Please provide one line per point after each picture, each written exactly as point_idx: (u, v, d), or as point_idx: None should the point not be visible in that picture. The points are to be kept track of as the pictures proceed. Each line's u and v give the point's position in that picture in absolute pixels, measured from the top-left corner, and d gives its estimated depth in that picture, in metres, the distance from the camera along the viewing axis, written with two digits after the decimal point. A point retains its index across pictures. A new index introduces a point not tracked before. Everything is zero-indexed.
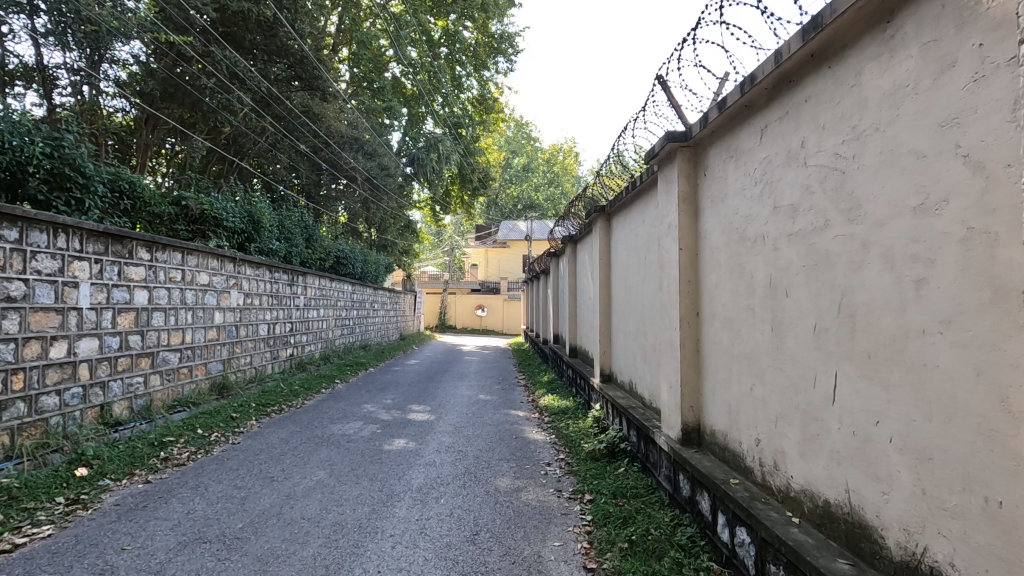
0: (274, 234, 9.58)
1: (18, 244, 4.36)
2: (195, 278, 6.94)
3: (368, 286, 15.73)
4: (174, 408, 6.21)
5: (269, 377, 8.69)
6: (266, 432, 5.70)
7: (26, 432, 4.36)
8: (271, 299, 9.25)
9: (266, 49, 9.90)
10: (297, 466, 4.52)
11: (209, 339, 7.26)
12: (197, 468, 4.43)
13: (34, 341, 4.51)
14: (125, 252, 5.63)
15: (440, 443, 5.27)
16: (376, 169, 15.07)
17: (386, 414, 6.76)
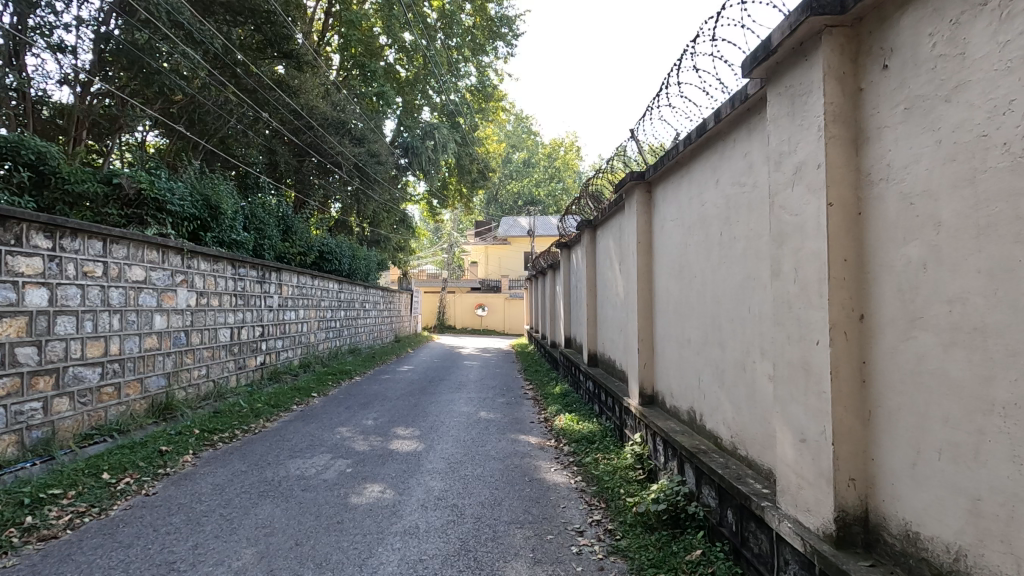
0: (238, 222, 8.18)
1: None
2: (124, 273, 5.52)
3: (358, 284, 14.34)
4: (88, 439, 4.83)
5: (231, 393, 7.29)
6: (199, 475, 4.31)
7: None
8: (235, 300, 7.87)
9: (227, 5, 8.78)
10: (217, 538, 3.12)
11: (146, 348, 5.87)
12: (68, 547, 3.03)
13: None
14: (8, 238, 4.22)
15: (428, 493, 3.86)
16: (365, 156, 13.61)
17: (363, 442, 5.36)
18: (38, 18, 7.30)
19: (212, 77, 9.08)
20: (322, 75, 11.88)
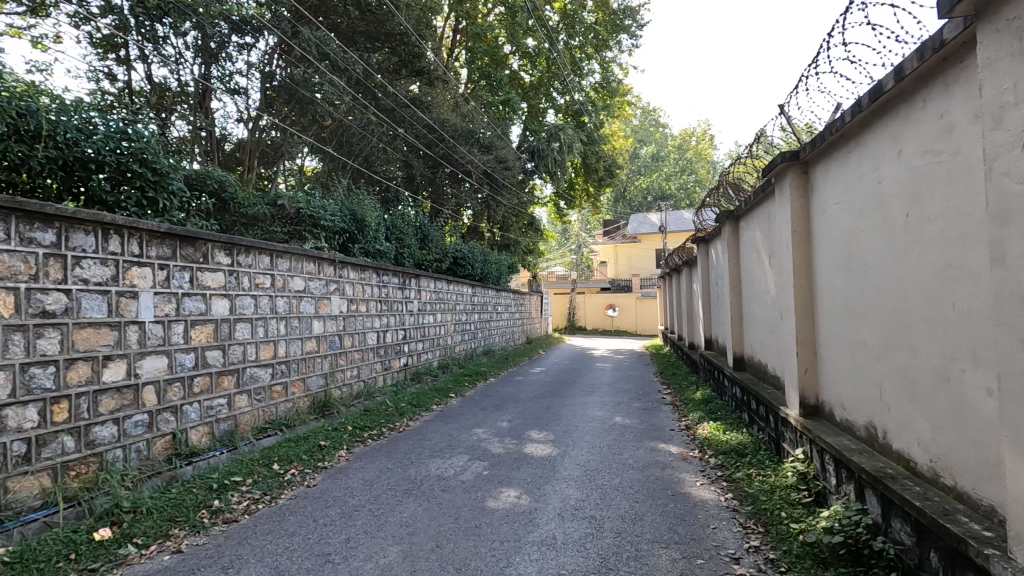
0: (381, 233, 8.80)
1: (55, 247, 3.66)
2: (287, 284, 6.16)
3: (490, 288, 14.77)
4: (263, 432, 5.47)
5: (378, 392, 7.84)
6: (350, 471, 4.62)
7: (75, 470, 3.69)
8: (381, 305, 8.46)
9: (366, 32, 9.63)
10: (366, 533, 3.29)
11: (307, 351, 6.48)
12: (245, 530, 3.41)
13: (82, 362, 3.80)
14: (198, 256, 4.90)
15: (564, 502, 3.73)
16: (493, 163, 13.97)
17: (498, 444, 5.39)
18: (220, 67, 8.49)
19: (357, 101, 9.91)
20: (452, 88, 12.41)
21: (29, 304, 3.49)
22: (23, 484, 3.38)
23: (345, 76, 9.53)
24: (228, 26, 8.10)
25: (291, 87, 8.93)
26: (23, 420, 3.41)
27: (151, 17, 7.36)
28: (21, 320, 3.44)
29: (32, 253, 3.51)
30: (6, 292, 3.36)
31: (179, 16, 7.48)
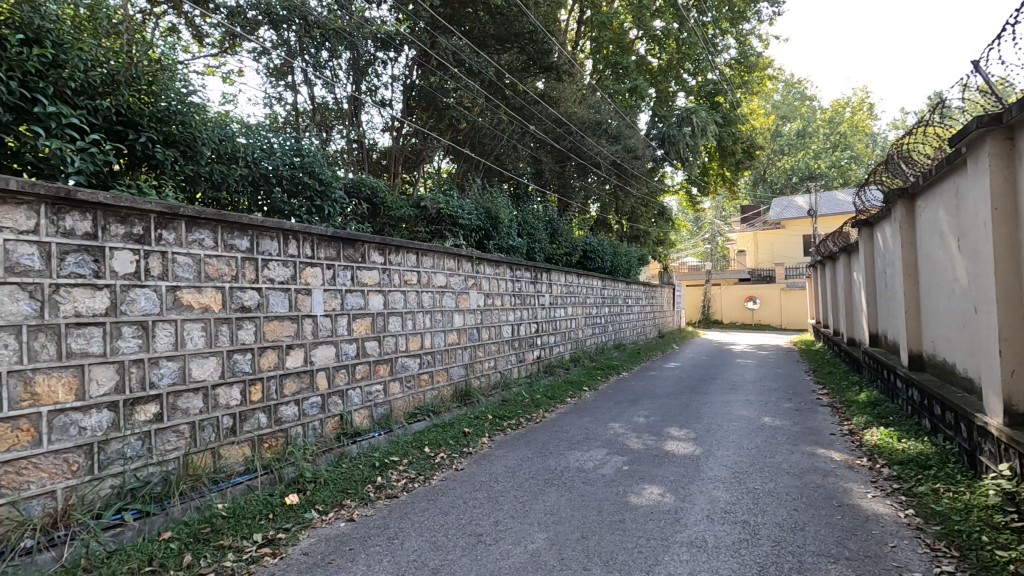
0: (514, 229, 9.06)
1: (249, 253, 4.27)
2: (431, 280, 6.59)
3: (620, 281, 14.50)
4: (413, 417, 5.93)
5: (514, 383, 8.10)
6: (493, 457, 4.84)
7: (268, 443, 4.31)
8: (515, 299, 8.71)
9: (497, 35, 10.04)
10: (513, 518, 3.42)
11: (449, 343, 6.89)
12: (405, 506, 3.73)
13: (271, 350, 4.42)
14: (357, 256, 5.42)
15: (713, 504, 3.56)
16: (622, 153, 13.64)
17: (637, 440, 5.30)
18: (368, 83, 9.28)
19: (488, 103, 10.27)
20: (578, 81, 12.32)
21: (232, 301, 4.12)
22: (231, 452, 4.02)
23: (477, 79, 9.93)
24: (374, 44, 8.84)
25: (430, 94, 9.57)
26: (230, 398, 4.05)
27: (311, 44, 8.27)
28: (226, 314, 4.06)
29: (233, 257, 4.14)
30: (216, 291, 4.00)
31: (334, 40, 8.31)
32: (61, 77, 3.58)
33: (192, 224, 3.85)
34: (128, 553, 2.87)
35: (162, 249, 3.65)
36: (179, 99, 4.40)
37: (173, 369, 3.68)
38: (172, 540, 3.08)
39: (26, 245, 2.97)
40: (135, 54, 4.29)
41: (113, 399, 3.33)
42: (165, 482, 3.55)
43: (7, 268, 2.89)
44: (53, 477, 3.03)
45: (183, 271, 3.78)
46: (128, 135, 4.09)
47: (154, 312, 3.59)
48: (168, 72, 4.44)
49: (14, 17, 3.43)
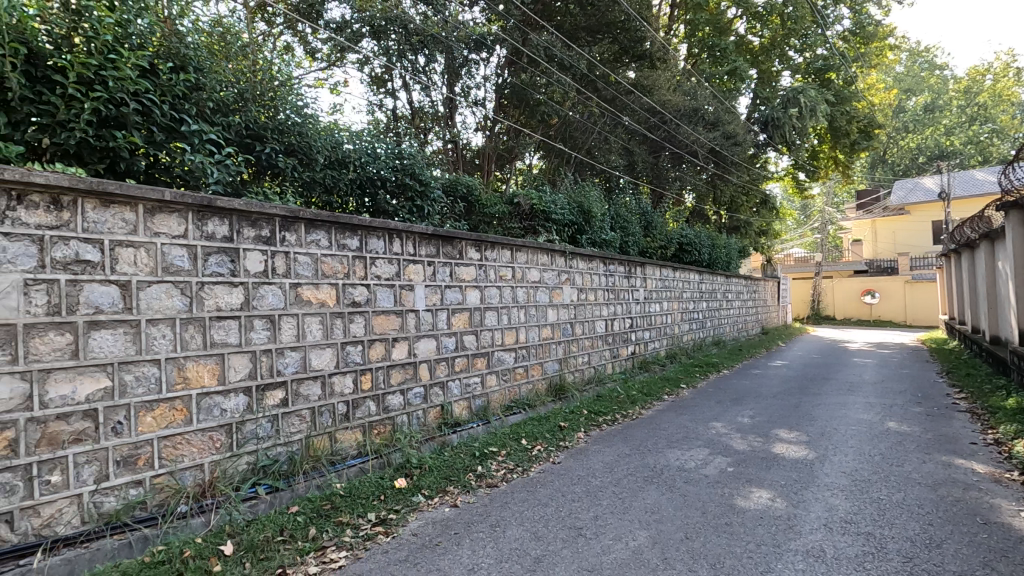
0: (606, 223, 8.94)
1: (358, 252, 4.57)
2: (525, 275, 6.68)
3: (719, 274, 13.82)
4: (509, 410, 6.05)
5: (609, 379, 8.00)
6: (590, 452, 4.83)
7: (377, 430, 4.60)
8: (608, 293, 8.59)
9: (588, 26, 10.00)
10: (613, 514, 3.40)
11: (544, 338, 6.94)
12: (505, 495, 3.84)
13: (379, 343, 4.70)
14: (455, 253, 5.62)
15: (831, 512, 3.31)
16: (720, 140, 12.98)
17: (742, 441, 5.05)
18: (462, 84, 9.55)
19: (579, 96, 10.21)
20: (673, 67, 11.90)
21: (344, 296, 4.43)
22: (346, 436, 4.34)
23: (568, 73, 9.90)
24: (468, 46, 9.09)
25: (521, 90, 9.69)
26: (344, 386, 4.37)
27: (410, 51, 8.67)
28: (339, 309, 4.38)
29: (345, 256, 4.45)
30: (331, 287, 4.33)
31: (430, 46, 8.64)
32: (202, 98, 4.04)
33: (311, 226, 4.19)
34: (263, 523, 3.20)
35: (286, 249, 4.01)
36: (296, 111, 4.81)
37: (295, 359, 4.04)
38: (298, 513, 3.39)
39: (178, 247, 3.39)
40: (259, 73, 4.74)
41: (248, 384, 3.72)
42: (290, 461, 3.90)
43: (164, 268, 3.32)
44: (201, 452, 3.44)
45: (303, 269, 4.12)
46: (255, 146, 4.55)
47: (279, 307, 3.95)
48: (287, 88, 4.87)
49: (165, 48, 3.92)
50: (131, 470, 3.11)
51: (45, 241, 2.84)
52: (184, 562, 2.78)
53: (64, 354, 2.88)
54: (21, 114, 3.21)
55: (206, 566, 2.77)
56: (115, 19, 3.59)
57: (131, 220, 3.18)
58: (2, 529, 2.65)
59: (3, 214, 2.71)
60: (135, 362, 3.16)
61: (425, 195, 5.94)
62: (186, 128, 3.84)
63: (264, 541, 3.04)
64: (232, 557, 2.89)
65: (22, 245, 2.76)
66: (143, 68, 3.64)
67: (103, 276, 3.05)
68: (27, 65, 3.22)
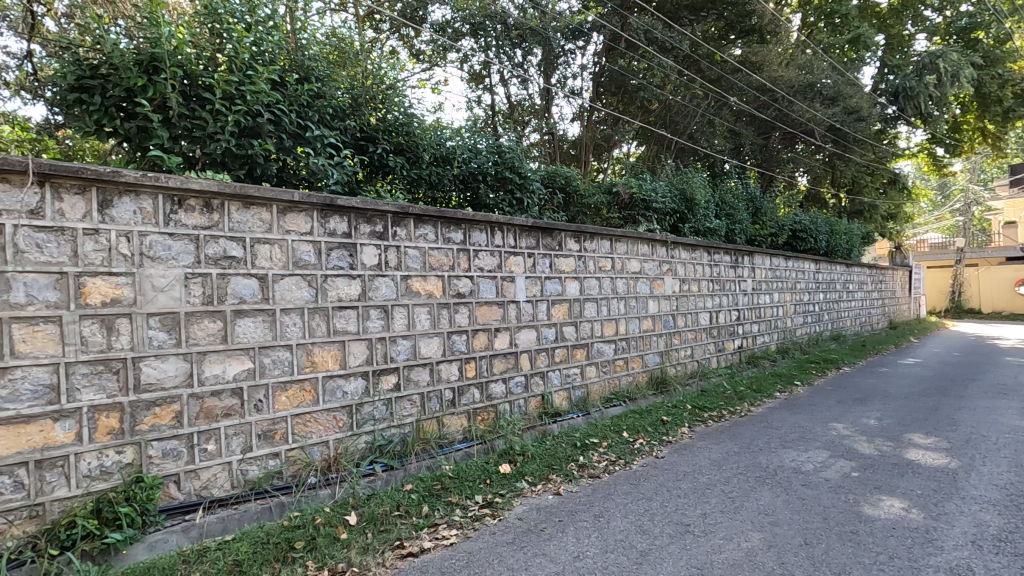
0: (710, 211, 8.53)
1: (462, 245, 4.75)
2: (625, 266, 6.56)
3: (839, 263, 12.69)
4: (609, 401, 6.00)
5: (714, 373, 7.67)
6: (695, 448, 4.67)
7: (482, 416, 4.77)
8: (713, 284, 8.21)
9: (691, 5, 9.45)
10: (723, 513, 3.28)
11: (644, 330, 6.79)
12: (608, 487, 3.83)
13: (482, 333, 4.86)
14: (555, 245, 5.64)
15: (979, 528, 2.96)
16: (841, 115, 11.85)
17: (868, 444, 4.63)
18: (559, 74, 9.52)
19: (682, 79, 9.78)
20: (786, 39, 11.03)
21: (450, 287, 4.63)
22: (453, 421, 4.55)
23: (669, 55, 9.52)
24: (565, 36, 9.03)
25: (619, 77, 9.48)
26: (450, 373, 4.57)
27: (507, 46, 8.79)
28: (445, 299, 4.58)
29: (450, 249, 4.64)
30: (438, 279, 4.54)
31: (527, 38, 8.69)
32: (323, 105, 4.38)
33: (419, 221, 4.41)
34: (381, 498, 3.45)
35: (397, 243, 4.26)
36: (404, 112, 5.07)
37: (407, 346, 4.29)
38: (412, 491, 3.61)
39: (306, 243, 3.72)
40: (371, 78, 5.05)
41: (365, 369, 4.01)
42: (403, 442, 4.16)
43: (294, 262, 3.66)
44: (327, 430, 3.77)
45: (413, 262, 4.36)
46: (369, 147, 4.86)
47: (392, 298, 4.21)
48: (396, 90, 5.15)
49: (292, 62, 4.30)
50: (270, 444, 3.48)
51: (201, 239, 3.24)
52: (316, 528, 3.08)
53: (216, 338, 3.28)
54: (179, 129, 3.69)
55: (334, 533, 3.05)
56: (251, 39, 4.01)
57: (267, 220, 3.53)
58: (172, 488, 3.08)
59: (168, 217, 3.13)
60: (272, 347, 3.52)
61: (524, 188, 6.02)
62: (309, 134, 4.20)
63: (383, 514, 3.28)
64: (356, 526, 3.15)
65: (182, 243, 3.17)
66: (274, 80, 4.02)
67: (246, 270, 3.43)
68: (183, 85, 3.69)
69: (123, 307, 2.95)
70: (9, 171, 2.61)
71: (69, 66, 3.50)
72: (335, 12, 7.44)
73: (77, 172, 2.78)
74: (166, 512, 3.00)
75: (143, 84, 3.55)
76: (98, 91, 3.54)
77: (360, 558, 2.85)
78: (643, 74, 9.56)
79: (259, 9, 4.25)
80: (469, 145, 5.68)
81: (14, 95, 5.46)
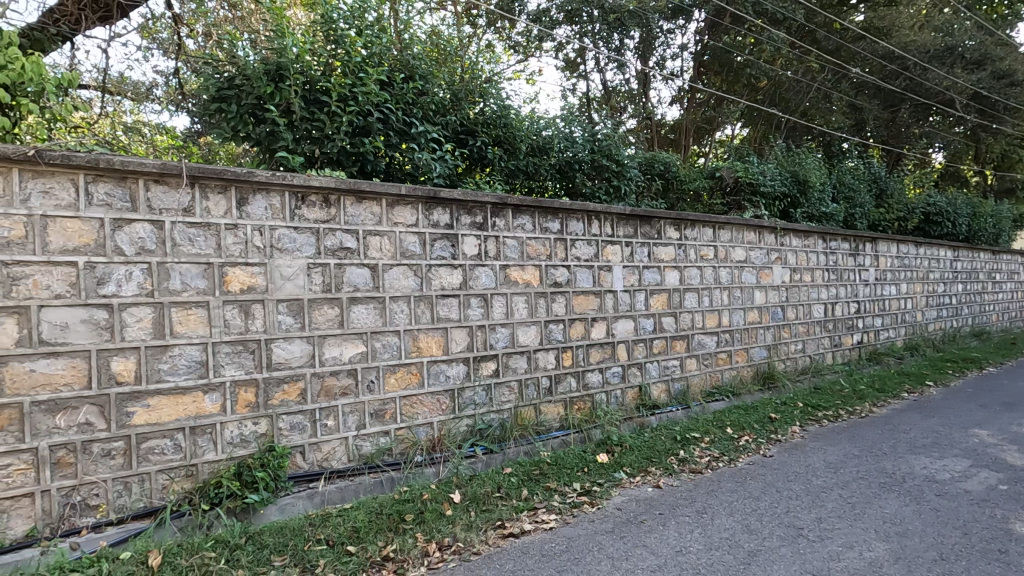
0: (826, 194, 7.86)
1: (559, 234, 4.76)
2: (729, 255, 6.24)
3: (983, 249, 11.18)
4: (711, 396, 5.77)
5: (829, 370, 7.10)
6: (808, 449, 4.37)
7: (578, 405, 4.78)
8: (829, 273, 7.57)
9: None
10: (841, 519, 3.05)
11: (750, 322, 6.43)
12: (711, 483, 3.70)
13: (578, 322, 4.86)
14: (654, 233, 5.49)
15: None
16: (989, 81, 10.37)
17: (1019, 454, 4.07)
18: (656, 56, 9.19)
19: (794, 52, 9.05)
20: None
21: (547, 277, 4.67)
22: (549, 409, 4.60)
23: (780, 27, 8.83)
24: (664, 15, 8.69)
25: (723, 54, 8.96)
26: (547, 361, 4.62)
27: (603, 31, 8.62)
28: (543, 289, 4.63)
29: (547, 238, 4.67)
30: (535, 268, 4.59)
31: (623, 21, 8.46)
32: (426, 102, 4.57)
33: (517, 211, 4.48)
34: (483, 479, 3.58)
35: (496, 233, 4.36)
36: (502, 104, 5.16)
37: (505, 334, 4.39)
38: (511, 474, 3.72)
39: (411, 235, 3.92)
40: (470, 72, 5.18)
41: (466, 355, 4.16)
42: (502, 427, 4.28)
43: (401, 252, 3.87)
44: (432, 411, 3.97)
45: (511, 252, 4.44)
46: (469, 140, 5.00)
47: (491, 286, 4.32)
48: (493, 83, 5.24)
49: (398, 62, 4.53)
50: (381, 422, 3.73)
51: (321, 232, 3.52)
52: (424, 503, 3.26)
53: (333, 323, 3.56)
54: (301, 131, 4.02)
55: (440, 509, 3.22)
56: (362, 43, 4.28)
57: (377, 213, 3.77)
58: (298, 458, 3.40)
59: (293, 212, 3.43)
60: (382, 332, 3.76)
61: (620, 174, 5.90)
62: (414, 130, 4.40)
63: (485, 495, 3.40)
64: (459, 504, 3.31)
65: (305, 236, 3.47)
66: (382, 81, 4.26)
67: (359, 260, 3.68)
68: (304, 90, 4.02)
69: (257, 294, 3.28)
70: (167, 174, 3.01)
71: (211, 79, 3.95)
72: (435, 11, 7.69)
73: (220, 173, 3.13)
74: (293, 479, 3.32)
75: (271, 92, 3.92)
76: (234, 100, 3.96)
77: (464, 534, 2.99)
78: (750, 50, 8.97)
79: (367, 14, 4.53)
80: (565, 135, 5.66)
81: (164, 109, 6.22)
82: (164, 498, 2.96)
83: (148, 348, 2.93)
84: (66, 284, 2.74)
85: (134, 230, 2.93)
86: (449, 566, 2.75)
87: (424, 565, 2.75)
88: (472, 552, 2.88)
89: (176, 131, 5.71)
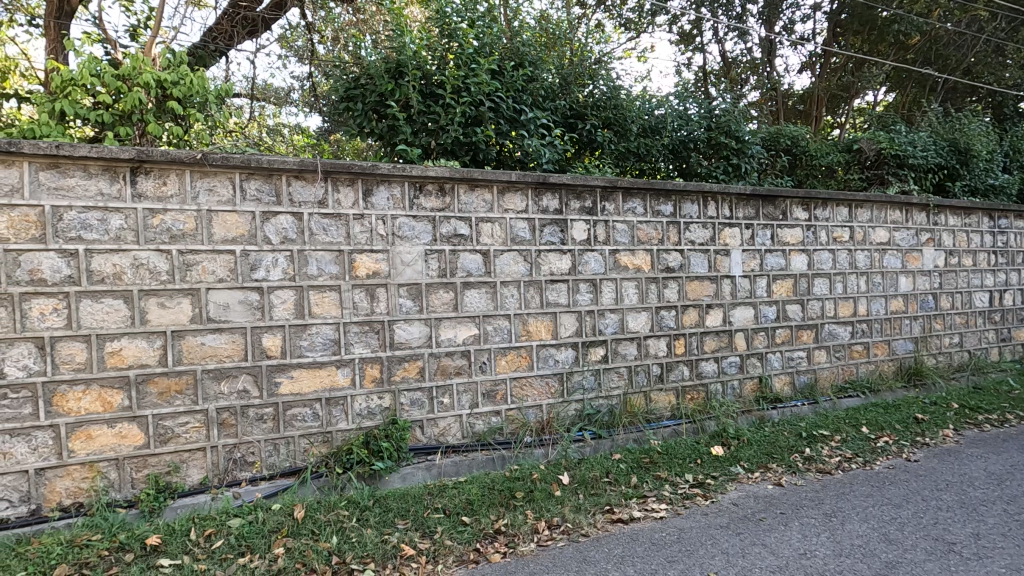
0: (994, 163, 6.76)
1: (672, 217, 4.58)
2: (868, 236, 5.61)
3: None
4: (843, 392, 5.27)
5: (993, 368, 6.16)
6: (963, 456, 3.85)
7: (690, 395, 4.60)
8: (996, 256, 6.53)
9: None
10: (1006, 537, 2.67)
11: (892, 310, 5.75)
12: (841, 486, 3.40)
13: (692, 309, 4.66)
14: (778, 214, 5.09)
15: None
16: None
17: None
18: (784, 19, 8.42)
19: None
20: None
21: (659, 262, 4.52)
22: (660, 397, 4.49)
23: None
24: None
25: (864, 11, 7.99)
26: (658, 349, 4.50)
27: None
28: (654, 274, 4.49)
29: (659, 222, 4.52)
30: (646, 253, 4.46)
31: None
32: (536, 88, 4.61)
33: (627, 195, 4.37)
34: (591, 463, 3.60)
35: (606, 218, 4.30)
36: (613, 86, 5.05)
37: (614, 320, 4.34)
38: (620, 461, 3.69)
39: (522, 221, 3.99)
40: (580, 55, 5.11)
41: (575, 340, 4.18)
42: (611, 413, 4.25)
43: (511, 238, 3.96)
44: (541, 395, 4.05)
45: (621, 236, 4.36)
46: (578, 124, 4.95)
47: (600, 272, 4.28)
48: (604, 64, 5.14)
49: (508, 51, 4.59)
50: (493, 402, 3.87)
51: (437, 220, 3.71)
52: (533, 483, 3.36)
53: (448, 307, 3.74)
54: (419, 124, 4.24)
55: (549, 489, 3.29)
56: (474, 35, 4.40)
57: (489, 201, 3.88)
58: (417, 431, 3.64)
59: (412, 202, 3.64)
60: (494, 316, 3.89)
61: (740, 151, 5.53)
62: (524, 117, 4.44)
63: (593, 479, 3.42)
64: (567, 486, 3.35)
65: (423, 224, 3.67)
66: (493, 70, 4.36)
67: (472, 246, 3.82)
68: (421, 86, 4.24)
69: (381, 278, 3.54)
70: (305, 171, 3.33)
71: (341, 81, 4.29)
72: None
73: (349, 168, 3.40)
74: (413, 451, 3.56)
75: (391, 89, 4.18)
76: (360, 99, 4.27)
77: (572, 516, 3.03)
78: (899, 2, 7.90)
79: (480, 7, 4.64)
80: (679, 112, 5.41)
81: (300, 110, 6.86)
82: (305, 460, 3.33)
83: (290, 327, 3.30)
84: (226, 270, 3.15)
85: (278, 222, 3.28)
86: (557, 545, 2.81)
87: (533, 541, 2.84)
88: (581, 533, 2.92)
89: (309, 131, 6.29)
